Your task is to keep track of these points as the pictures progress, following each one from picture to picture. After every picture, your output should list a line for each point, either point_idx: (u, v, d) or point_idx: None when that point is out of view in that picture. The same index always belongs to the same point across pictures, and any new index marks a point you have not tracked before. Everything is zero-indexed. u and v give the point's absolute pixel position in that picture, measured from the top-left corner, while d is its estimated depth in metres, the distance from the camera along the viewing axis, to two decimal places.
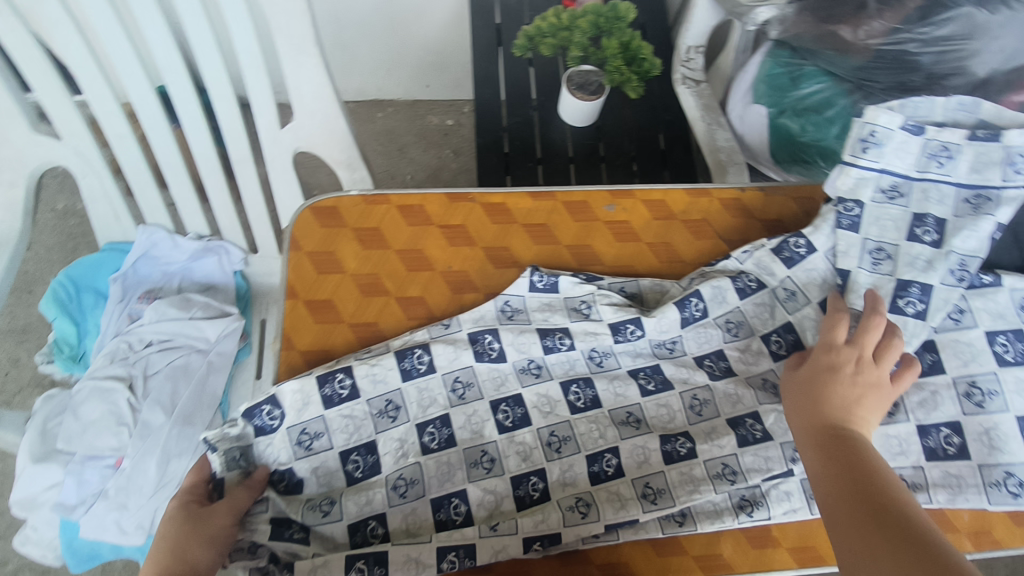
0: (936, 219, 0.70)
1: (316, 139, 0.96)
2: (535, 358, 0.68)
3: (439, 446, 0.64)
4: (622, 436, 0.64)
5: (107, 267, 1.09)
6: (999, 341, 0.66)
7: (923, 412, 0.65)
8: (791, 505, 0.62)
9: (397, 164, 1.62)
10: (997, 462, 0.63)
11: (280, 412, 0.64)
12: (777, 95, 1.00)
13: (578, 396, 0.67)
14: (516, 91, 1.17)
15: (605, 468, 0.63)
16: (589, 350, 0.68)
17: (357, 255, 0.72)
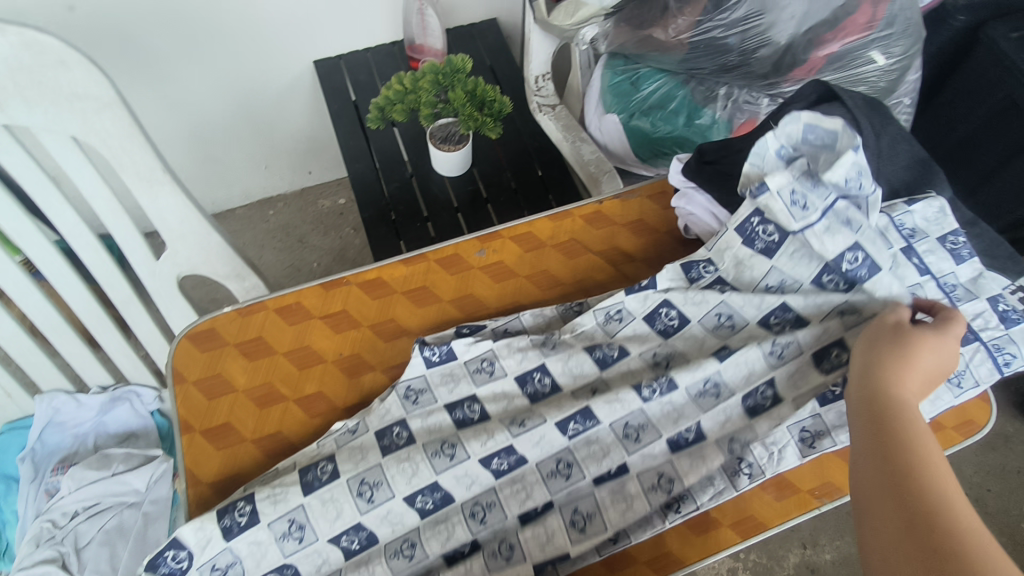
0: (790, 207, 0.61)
1: (196, 260, 0.95)
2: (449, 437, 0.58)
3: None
4: (554, 492, 0.56)
5: (12, 448, 1.04)
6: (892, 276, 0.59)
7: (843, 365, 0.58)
8: (717, 488, 0.57)
9: (299, 255, 1.61)
10: None
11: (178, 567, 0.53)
12: (624, 101, 1.07)
13: (502, 461, 0.57)
14: (388, 159, 1.20)
15: (533, 505, 0.56)
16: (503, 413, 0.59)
17: (243, 370, 0.63)
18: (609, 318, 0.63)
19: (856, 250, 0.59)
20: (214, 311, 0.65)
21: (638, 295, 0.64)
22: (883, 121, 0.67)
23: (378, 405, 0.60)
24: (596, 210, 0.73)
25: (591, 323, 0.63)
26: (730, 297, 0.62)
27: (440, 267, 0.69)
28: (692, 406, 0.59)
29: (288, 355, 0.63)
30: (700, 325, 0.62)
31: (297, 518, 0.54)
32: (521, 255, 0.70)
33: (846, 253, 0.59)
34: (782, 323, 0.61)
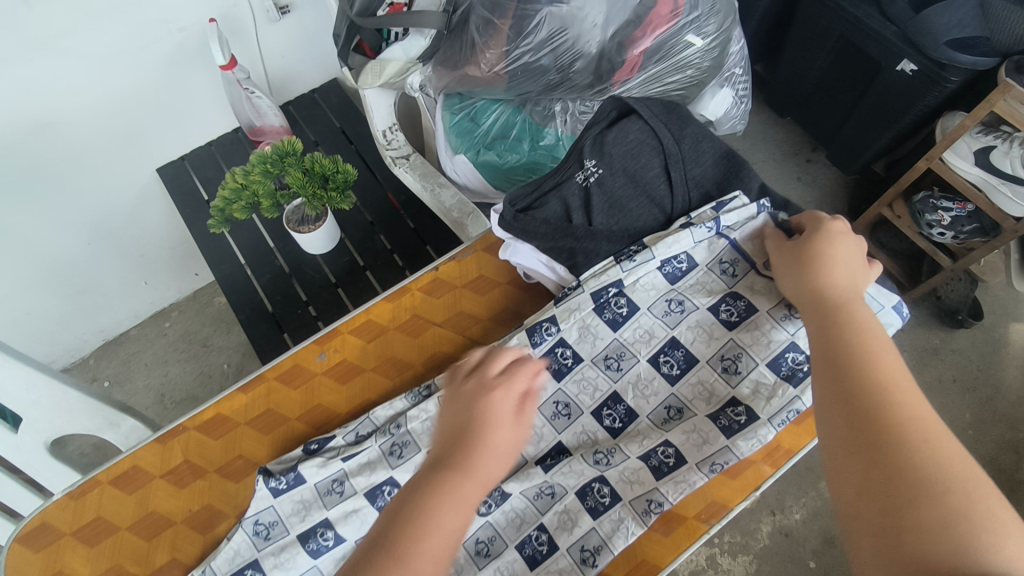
0: (747, 304, 0.63)
1: (60, 422, 0.89)
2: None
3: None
4: None
5: None
6: (662, 357, 0.63)
7: (637, 392, 0.63)
8: (630, 531, 0.57)
9: (207, 359, 1.53)
10: (718, 405, 0.61)
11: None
12: (467, 139, 1.04)
13: None
14: (255, 250, 1.16)
15: None
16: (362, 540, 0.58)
17: (87, 559, 0.59)
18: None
19: (674, 345, 0.63)
20: (44, 503, 0.60)
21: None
22: (682, 124, 0.68)
23: (224, 547, 0.58)
24: (434, 277, 0.71)
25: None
26: (566, 384, 0.64)
27: (280, 384, 0.65)
28: (531, 509, 0.60)
29: (131, 528, 0.60)
30: (542, 416, 0.64)
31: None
32: (365, 347, 0.67)
33: (659, 350, 0.63)
34: (614, 415, 0.62)
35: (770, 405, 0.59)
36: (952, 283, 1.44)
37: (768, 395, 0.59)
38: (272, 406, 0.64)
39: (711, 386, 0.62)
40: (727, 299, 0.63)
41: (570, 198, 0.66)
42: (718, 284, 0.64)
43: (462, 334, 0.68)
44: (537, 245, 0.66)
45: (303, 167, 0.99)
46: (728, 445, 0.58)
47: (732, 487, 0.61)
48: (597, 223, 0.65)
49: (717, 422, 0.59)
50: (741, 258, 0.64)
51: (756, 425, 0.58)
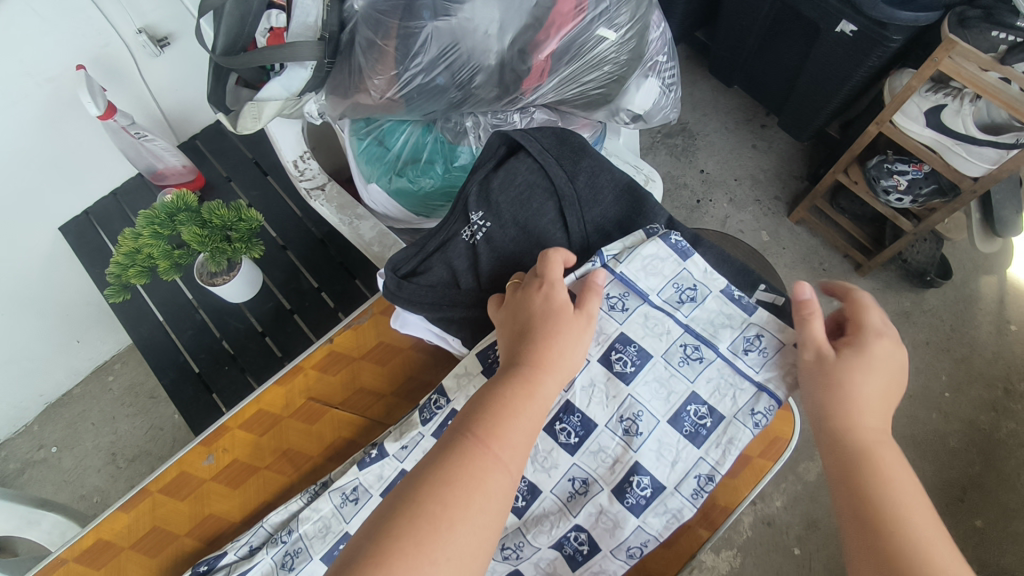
0: (638, 349, 0.59)
1: None
2: None
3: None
4: None
5: None
6: (558, 426, 0.59)
7: (540, 465, 0.59)
8: None
9: (158, 410, 1.46)
10: (619, 476, 0.57)
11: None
12: (379, 163, 0.96)
13: None
14: (174, 306, 1.08)
15: None
16: None
17: None
18: (345, 510, 0.57)
19: (570, 409, 0.58)
20: None
21: (373, 466, 0.58)
22: (575, 158, 0.64)
23: None
24: (329, 351, 0.66)
25: (324, 510, 0.57)
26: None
27: (166, 496, 0.61)
28: None
29: None
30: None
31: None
32: (258, 441, 0.63)
33: (557, 416, 0.59)
34: (517, 493, 0.60)
35: (673, 473, 0.57)
36: (917, 244, 1.38)
37: (672, 460, 0.57)
38: (156, 526, 0.60)
39: (611, 450, 0.58)
40: (617, 346, 0.59)
41: (455, 258, 0.62)
42: (607, 328, 0.59)
43: (360, 419, 0.64)
44: (425, 310, 0.60)
45: (200, 221, 0.91)
46: (641, 525, 0.57)
47: (665, 561, 0.65)
48: (486, 282, 0.60)
49: (625, 499, 0.57)
50: (632, 291, 0.60)
51: (665, 497, 0.57)
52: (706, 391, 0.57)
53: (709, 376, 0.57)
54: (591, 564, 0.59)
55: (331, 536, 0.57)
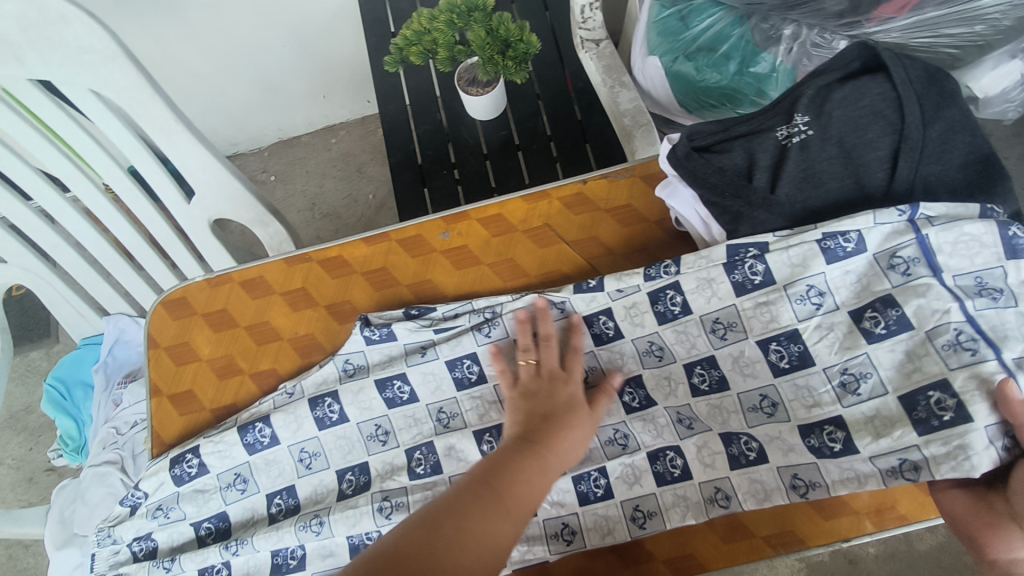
0: (901, 313, 0.56)
1: (221, 204, 0.99)
2: (381, 423, 0.67)
3: (354, 490, 0.66)
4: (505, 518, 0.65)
5: (88, 361, 1.13)
6: (773, 348, 0.61)
7: (741, 373, 0.63)
8: (687, 511, 0.63)
9: (357, 185, 1.62)
10: (815, 415, 0.58)
11: (200, 460, 0.67)
12: (670, 41, 0.92)
13: (420, 462, 0.65)
14: (421, 97, 1.15)
15: None
16: (436, 410, 0.67)
17: (209, 339, 0.70)
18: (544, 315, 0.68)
19: (795, 339, 0.60)
20: (187, 279, 0.71)
21: (587, 293, 0.67)
22: (939, 105, 0.59)
23: (316, 372, 0.68)
24: (580, 191, 0.70)
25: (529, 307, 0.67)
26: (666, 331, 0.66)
27: (401, 249, 0.70)
28: (599, 451, 0.67)
29: (248, 329, 0.69)
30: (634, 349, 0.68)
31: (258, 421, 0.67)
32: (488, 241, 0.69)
33: (776, 335, 0.61)
34: (705, 376, 0.65)
35: (875, 443, 0.54)
36: None
37: (879, 423, 0.55)
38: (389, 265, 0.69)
39: (819, 394, 0.59)
40: (876, 305, 0.57)
41: (759, 153, 0.64)
42: (879, 283, 0.58)
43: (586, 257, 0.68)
44: (705, 189, 0.65)
45: (488, 26, 0.94)
46: (818, 466, 0.58)
47: (818, 527, 0.63)
48: (781, 191, 0.62)
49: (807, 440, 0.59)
50: (925, 261, 0.56)
51: (853, 459, 0.56)
52: (960, 383, 0.51)
53: (975, 371, 0.51)
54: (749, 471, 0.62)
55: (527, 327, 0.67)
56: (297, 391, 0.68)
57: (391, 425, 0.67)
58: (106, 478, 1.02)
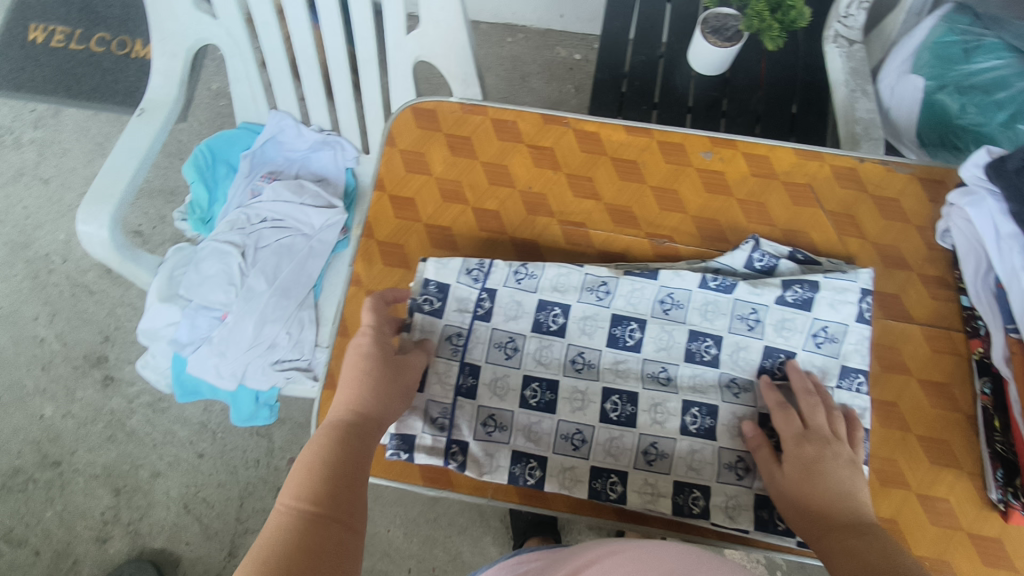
0: None
1: (436, 48, 0.98)
2: (514, 335, 0.59)
3: (538, 404, 0.58)
4: (717, 478, 0.55)
5: (240, 144, 1.14)
6: None
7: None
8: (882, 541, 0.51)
9: (517, 92, 1.59)
10: None
11: (440, 299, 0.59)
12: (941, 67, 0.89)
13: (614, 407, 0.57)
14: (647, 27, 1.12)
15: (690, 503, 0.54)
16: (572, 352, 0.59)
17: (444, 160, 0.66)
18: (775, 317, 0.57)
19: None
20: (442, 96, 0.68)
21: (862, 327, 0.56)
22: None
23: (566, 278, 0.60)
24: (853, 167, 0.64)
25: (764, 298, 0.57)
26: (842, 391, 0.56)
27: (658, 150, 0.65)
28: None
29: (485, 165, 0.65)
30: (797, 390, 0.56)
31: (434, 280, 0.59)
32: (747, 175, 0.64)
33: None
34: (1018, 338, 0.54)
35: None
36: None
37: None
38: (641, 160, 0.65)
39: None
40: None
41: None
42: None
43: (850, 241, 0.61)
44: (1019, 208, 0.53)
45: None
46: None
47: (977, 568, 0.52)
48: None
49: (990, 445, 0.55)
50: None
51: None
52: None
53: None
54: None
55: (747, 308, 0.58)
56: (480, 279, 0.60)
57: (525, 341, 0.59)
58: (224, 256, 1.04)
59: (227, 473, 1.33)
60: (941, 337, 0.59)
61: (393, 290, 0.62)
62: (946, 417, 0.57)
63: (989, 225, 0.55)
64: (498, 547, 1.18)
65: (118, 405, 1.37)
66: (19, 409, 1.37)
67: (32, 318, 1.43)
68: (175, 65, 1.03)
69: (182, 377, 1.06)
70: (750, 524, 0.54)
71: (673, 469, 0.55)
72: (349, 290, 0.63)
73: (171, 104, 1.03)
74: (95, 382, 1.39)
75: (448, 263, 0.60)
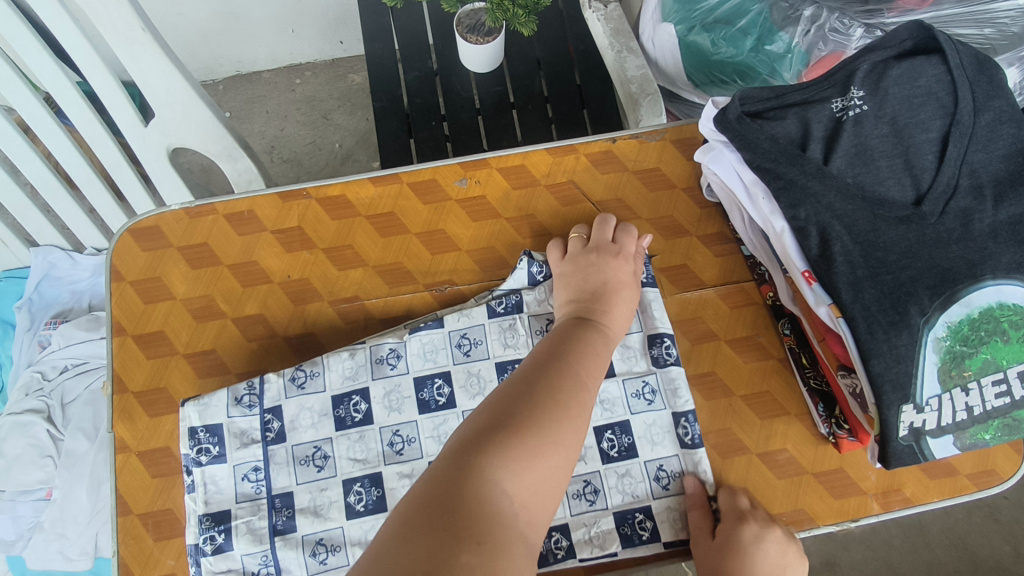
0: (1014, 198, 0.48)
1: (183, 133, 0.88)
2: (321, 445, 0.52)
3: (365, 509, 0.51)
4: (572, 513, 0.51)
5: (11, 295, 1.01)
6: (868, 243, 0.48)
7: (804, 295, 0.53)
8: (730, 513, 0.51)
9: (323, 133, 1.51)
10: (916, 323, 0.46)
11: (220, 437, 0.52)
12: (685, 9, 0.88)
13: None
14: (412, 41, 1.07)
15: (554, 549, 0.50)
16: (388, 434, 0.53)
17: (185, 276, 0.58)
18: None
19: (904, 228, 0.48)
20: (162, 207, 0.60)
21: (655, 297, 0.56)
22: (990, 90, 0.50)
23: (346, 358, 0.54)
24: (607, 149, 0.62)
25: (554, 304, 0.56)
26: (663, 375, 0.54)
27: (412, 193, 0.60)
28: (637, 467, 0.52)
29: (232, 268, 0.58)
30: (621, 386, 0.54)
31: (204, 425, 0.51)
32: (509, 191, 0.61)
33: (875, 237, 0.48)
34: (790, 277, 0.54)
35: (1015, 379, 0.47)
36: None
37: None
38: (398, 210, 0.60)
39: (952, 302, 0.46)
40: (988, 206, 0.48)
41: (814, 123, 0.51)
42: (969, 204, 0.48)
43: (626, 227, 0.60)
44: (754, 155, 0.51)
45: None
46: (942, 398, 0.46)
47: (829, 505, 0.52)
48: (834, 165, 0.49)
49: (805, 382, 0.55)
50: None
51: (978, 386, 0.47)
52: None
53: None
54: (851, 408, 0.51)
55: (542, 320, 0.56)
56: (256, 402, 0.52)
57: (335, 446, 0.52)
58: (26, 427, 0.91)
59: None
60: (734, 292, 0.58)
61: (168, 442, 0.54)
62: (762, 367, 0.56)
63: (733, 178, 0.54)
64: None
65: None
66: None
67: None
68: None
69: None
70: (618, 546, 0.50)
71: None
72: (117, 460, 0.54)
73: None
74: None
75: (211, 400, 0.52)
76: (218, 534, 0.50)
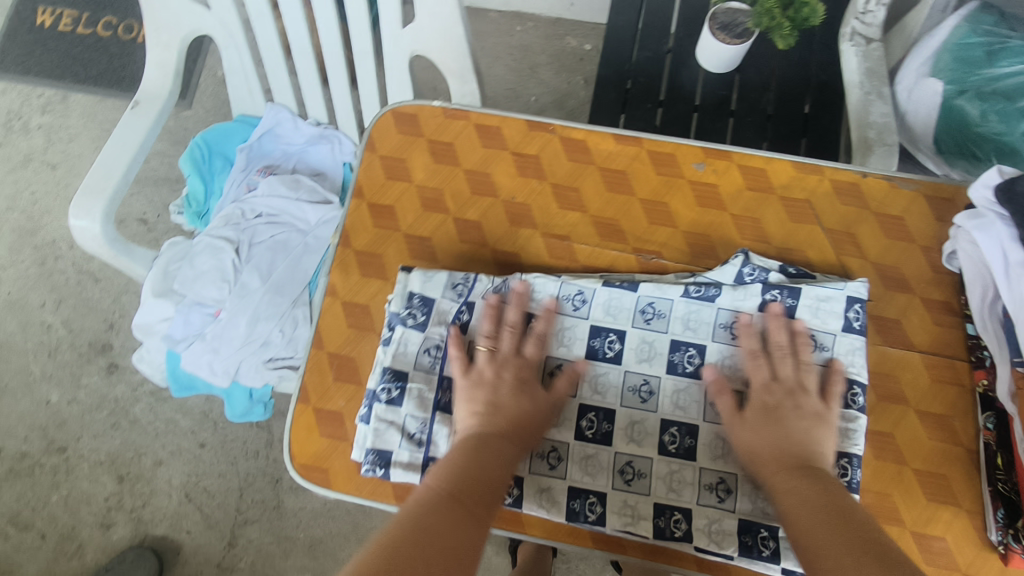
0: None
1: (431, 44, 0.95)
2: None
3: None
4: (698, 501, 0.53)
5: (236, 137, 1.13)
6: None
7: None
8: None
9: (525, 83, 1.56)
10: None
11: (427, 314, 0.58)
12: (962, 71, 0.85)
13: (590, 424, 0.55)
14: (656, 20, 1.07)
15: (671, 526, 0.52)
16: (550, 365, 0.56)
17: (426, 166, 0.63)
18: (759, 325, 0.55)
19: None
20: (426, 100, 0.66)
21: (852, 338, 0.54)
22: None
23: (548, 286, 0.57)
24: (855, 182, 0.60)
25: (747, 306, 0.56)
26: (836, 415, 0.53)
27: (648, 160, 0.62)
28: None
29: (467, 173, 0.63)
30: None
31: (421, 294, 0.58)
32: (742, 190, 0.61)
33: None
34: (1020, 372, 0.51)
35: None
36: None
37: None
38: (631, 172, 0.62)
39: None
40: None
41: None
42: None
43: (848, 262, 0.58)
44: None
45: None
46: None
47: None
48: None
49: (992, 483, 0.52)
50: None
51: None
52: None
53: None
54: None
55: (729, 317, 0.56)
56: (465, 293, 0.58)
57: None
58: (217, 250, 1.03)
59: (228, 463, 1.28)
60: (941, 366, 0.56)
61: (368, 302, 0.61)
62: (945, 450, 0.54)
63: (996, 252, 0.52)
64: (493, 546, 1.11)
65: (122, 393, 1.33)
66: (26, 394, 1.33)
67: (39, 305, 1.40)
68: (168, 57, 1.02)
69: (178, 371, 1.07)
70: (734, 550, 0.51)
71: (653, 490, 0.53)
72: (324, 301, 0.61)
73: (165, 96, 1.01)
74: (99, 369, 1.35)
75: (433, 277, 0.58)
76: (392, 391, 0.56)
